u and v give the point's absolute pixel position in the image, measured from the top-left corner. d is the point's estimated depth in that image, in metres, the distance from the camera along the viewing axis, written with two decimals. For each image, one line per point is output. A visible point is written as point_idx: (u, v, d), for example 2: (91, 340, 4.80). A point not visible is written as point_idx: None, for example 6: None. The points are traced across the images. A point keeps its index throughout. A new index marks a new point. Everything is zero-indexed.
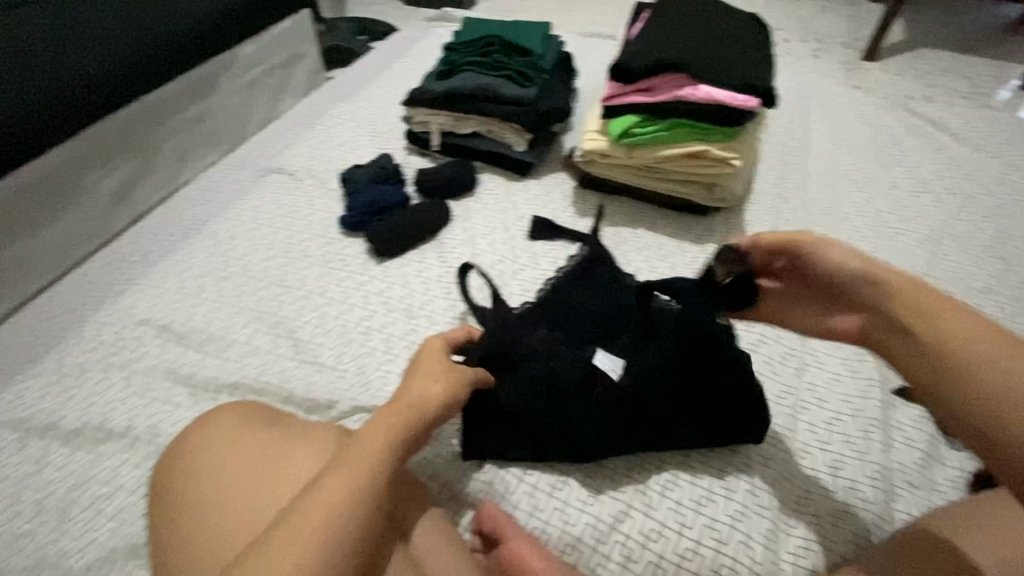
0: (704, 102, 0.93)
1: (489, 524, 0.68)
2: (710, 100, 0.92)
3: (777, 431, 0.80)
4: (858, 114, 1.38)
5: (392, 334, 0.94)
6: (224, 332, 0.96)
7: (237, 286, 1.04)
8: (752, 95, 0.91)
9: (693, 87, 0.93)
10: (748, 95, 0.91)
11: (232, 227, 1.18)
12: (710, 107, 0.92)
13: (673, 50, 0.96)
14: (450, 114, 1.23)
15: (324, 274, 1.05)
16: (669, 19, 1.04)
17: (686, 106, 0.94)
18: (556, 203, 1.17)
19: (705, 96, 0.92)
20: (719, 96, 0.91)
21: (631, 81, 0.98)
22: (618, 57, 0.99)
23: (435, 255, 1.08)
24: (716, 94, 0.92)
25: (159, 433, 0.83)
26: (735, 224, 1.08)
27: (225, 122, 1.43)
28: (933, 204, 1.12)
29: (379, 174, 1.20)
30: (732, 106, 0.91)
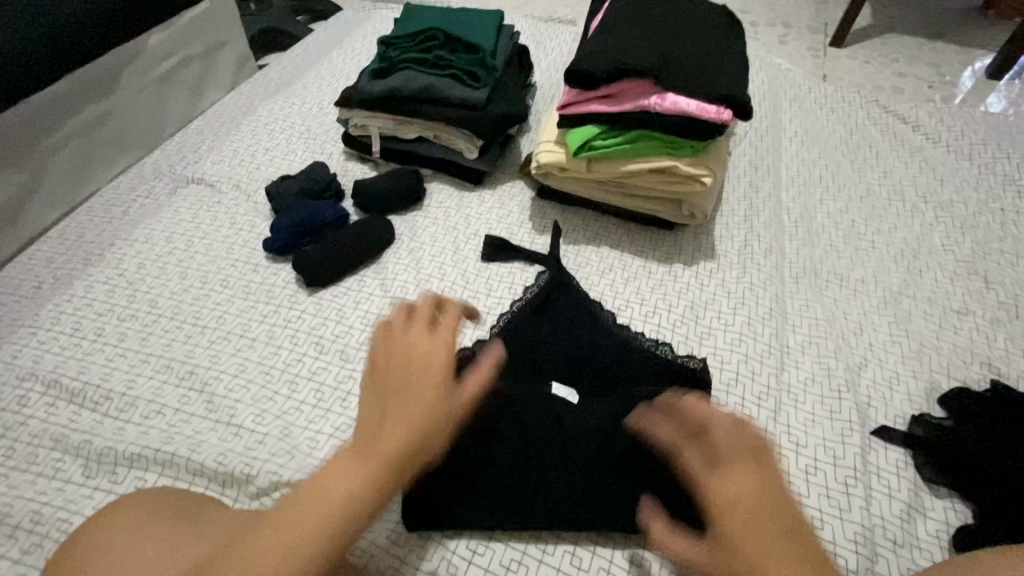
0: (672, 113, 0.82)
1: None
2: (679, 111, 0.81)
3: None
4: (830, 111, 1.31)
5: (323, 383, 0.82)
6: (126, 387, 0.82)
7: (143, 328, 0.90)
8: (724, 106, 0.81)
9: (658, 96, 0.82)
10: (719, 107, 0.81)
11: (141, 253, 1.03)
12: (678, 118, 0.82)
13: (636, 51, 0.85)
14: (392, 117, 1.09)
15: (247, 309, 0.92)
16: (631, 15, 0.92)
17: (651, 117, 0.83)
18: (512, 218, 1.06)
19: (672, 106, 0.81)
20: (689, 108, 0.81)
21: (590, 87, 0.87)
22: (576, 59, 0.87)
23: (375, 282, 0.96)
24: (686, 103, 0.81)
25: (42, 521, 0.70)
26: (705, 240, 1.00)
27: (135, 123, 1.25)
28: (909, 214, 1.06)
29: (312, 187, 1.06)
30: (703, 118, 0.81)
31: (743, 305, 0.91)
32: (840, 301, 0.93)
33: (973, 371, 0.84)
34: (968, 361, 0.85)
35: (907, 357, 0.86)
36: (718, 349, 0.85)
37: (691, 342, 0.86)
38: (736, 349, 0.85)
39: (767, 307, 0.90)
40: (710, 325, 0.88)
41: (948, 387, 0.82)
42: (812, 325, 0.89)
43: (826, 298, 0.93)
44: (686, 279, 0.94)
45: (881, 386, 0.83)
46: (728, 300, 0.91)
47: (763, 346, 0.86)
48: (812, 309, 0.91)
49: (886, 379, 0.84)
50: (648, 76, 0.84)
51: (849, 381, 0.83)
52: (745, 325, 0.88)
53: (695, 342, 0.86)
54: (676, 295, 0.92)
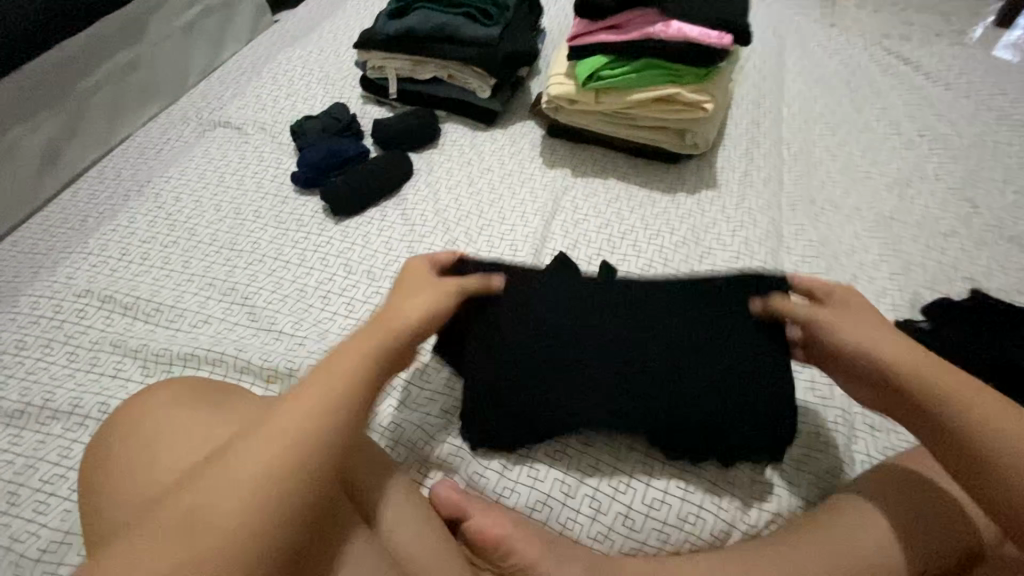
0: (677, 39, 0.86)
1: (446, 509, 0.66)
2: (684, 38, 0.86)
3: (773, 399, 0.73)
4: (833, 54, 1.34)
5: (353, 298, 0.90)
6: (174, 301, 0.91)
7: (185, 252, 0.98)
8: (726, 31, 0.85)
9: (663, 24, 0.87)
10: (721, 32, 0.85)
11: (177, 188, 1.10)
12: (682, 44, 0.86)
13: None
14: (408, 58, 1.14)
15: (279, 235, 0.99)
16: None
17: (656, 44, 0.87)
18: (523, 154, 1.12)
19: (676, 33, 0.86)
20: (692, 35, 0.85)
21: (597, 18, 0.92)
22: None
23: (396, 212, 1.02)
24: (689, 30, 0.86)
25: (110, 410, 0.79)
26: (707, 171, 1.05)
27: (159, 71, 1.30)
28: (905, 146, 1.11)
29: (334, 126, 1.12)
30: (706, 44, 0.85)
31: (742, 228, 0.97)
32: (833, 225, 0.99)
33: (955, 285, 0.90)
34: (952, 276, 0.91)
35: (894, 273, 0.92)
36: (716, 266, 0.91)
37: (692, 261, 0.92)
38: (733, 266, 0.92)
39: (764, 231, 0.96)
40: (710, 245, 0.94)
41: (930, 298, 0.89)
42: (806, 246, 0.95)
43: (821, 223, 0.99)
44: (689, 206, 1.00)
45: (867, 298, 0.89)
46: (728, 224, 0.97)
47: (759, 264, 0.92)
48: (807, 232, 0.97)
49: (874, 293, 0.90)
50: (654, 6, 0.88)
51: None
52: (743, 245, 0.94)
53: (695, 261, 0.93)
54: (678, 220, 0.98)
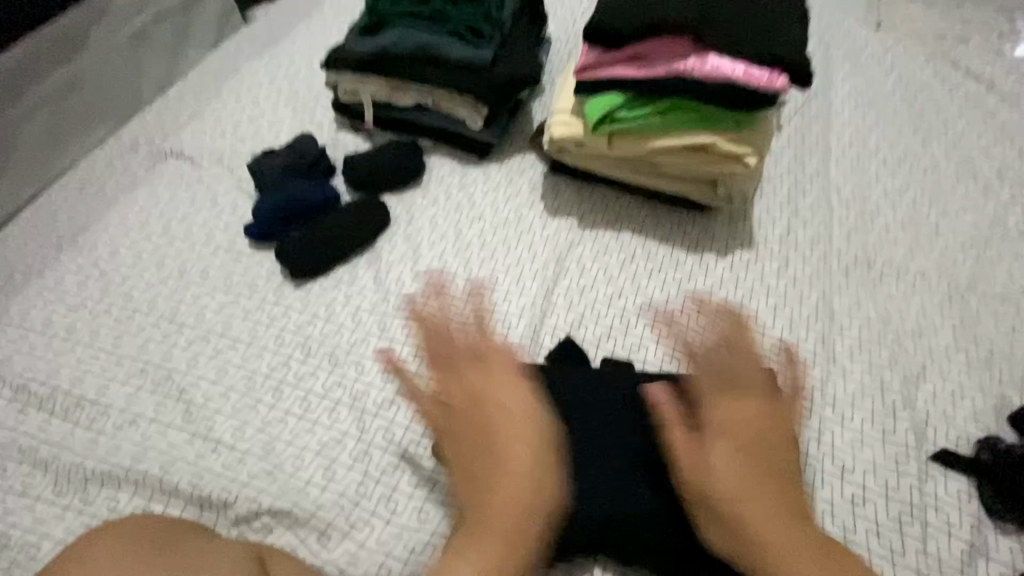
0: (714, 80, 0.68)
1: None
2: (723, 79, 0.67)
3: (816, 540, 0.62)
4: (889, 68, 1.13)
5: (310, 391, 0.74)
6: (98, 393, 0.76)
7: (117, 326, 0.82)
8: (777, 71, 0.67)
9: (696, 59, 0.69)
10: (771, 72, 0.67)
11: (116, 238, 0.94)
12: (720, 86, 0.68)
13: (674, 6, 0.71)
14: (386, 81, 0.96)
15: (228, 304, 0.84)
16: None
17: (687, 85, 0.69)
18: (521, 198, 0.94)
19: (713, 72, 0.68)
20: (734, 75, 0.67)
21: (614, 47, 0.73)
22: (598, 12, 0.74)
23: (368, 274, 0.86)
24: (731, 70, 0.67)
25: (9, 545, 0.65)
26: (741, 225, 0.87)
27: (107, 89, 1.14)
28: (980, 192, 0.92)
29: (298, 163, 0.95)
30: (751, 88, 0.67)
31: (785, 304, 0.79)
32: (896, 298, 0.81)
33: None
34: None
35: (973, 366, 0.75)
36: None
37: None
38: (774, 356, 0.75)
39: (813, 307, 0.79)
40: (746, 327, 0.77)
41: (1019, 403, 0.71)
42: (863, 328, 0.78)
43: (881, 295, 0.81)
44: (719, 273, 0.83)
45: (941, 401, 0.72)
46: (768, 297, 0.80)
47: (806, 352, 0.75)
48: (864, 308, 0.80)
49: (949, 393, 0.73)
50: (687, 36, 0.70)
51: (906, 395, 0.72)
52: (787, 328, 0.77)
53: None
54: (706, 292, 0.81)
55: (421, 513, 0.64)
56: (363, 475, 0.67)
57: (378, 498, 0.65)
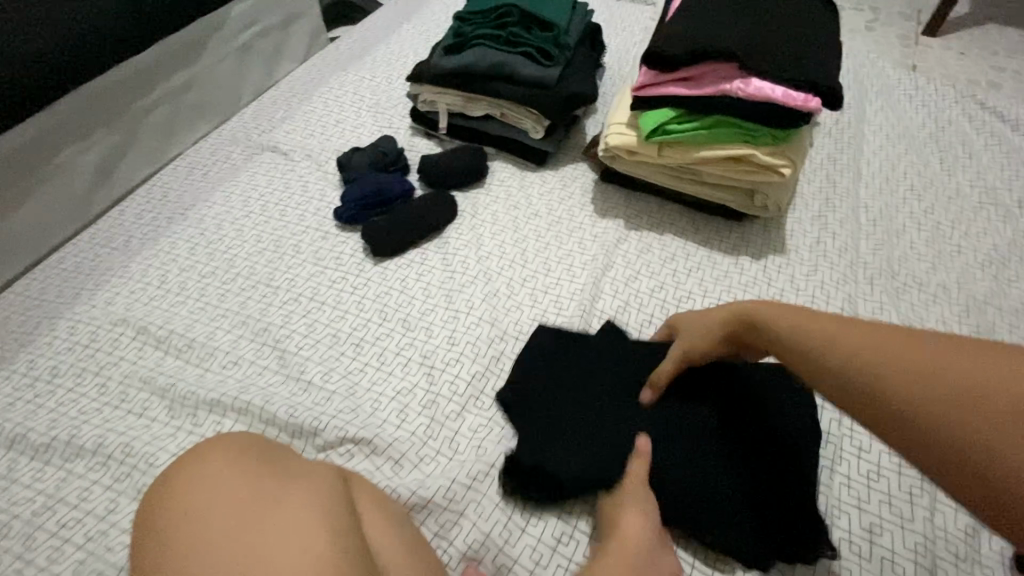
0: (758, 98, 0.79)
1: None
2: (765, 97, 0.78)
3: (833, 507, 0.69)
4: (920, 105, 1.22)
5: (387, 348, 0.85)
6: (205, 338, 0.88)
7: (222, 285, 0.96)
8: (812, 94, 0.78)
9: (742, 80, 0.80)
10: (806, 94, 0.78)
11: (219, 214, 1.09)
12: (763, 105, 0.79)
13: (721, 35, 0.82)
14: (461, 93, 1.09)
15: (316, 273, 0.96)
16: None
17: (733, 102, 0.80)
18: (574, 200, 1.06)
19: (757, 92, 0.78)
20: (776, 95, 0.78)
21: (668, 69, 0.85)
22: (656, 38, 0.86)
23: (437, 256, 0.98)
24: (772, 91, 0.78)
25: (133, 454, 0.76)
26: (774, 233, 0.97)
27: (215, 90, 1.31)
28: (1002, 219, 0.99)
29: (380, 160, 1.09)
30: (790, 106, 0.78)
31: (813, 304, 0.87)
32: (917, 306, 0.89)
33: None
34: None
35: None
36: None
37: None
38: None
39: (839, 308, 0.87)
40: None
41: None
42: None
43: (903, 302, 0.89)
44: (753, 273, 0.92)
45: None
46: (797, 297, 0.89)
47: None
48: (887, 313, 0.87)
49: None
50: (732, 60, 0.81)
51: None
52: None
53: None
54: (740, 288, 0.90)
55: (480, 450, 0.74)
56: (431, 419, 0.77)
57: (443, 438, 0.75)
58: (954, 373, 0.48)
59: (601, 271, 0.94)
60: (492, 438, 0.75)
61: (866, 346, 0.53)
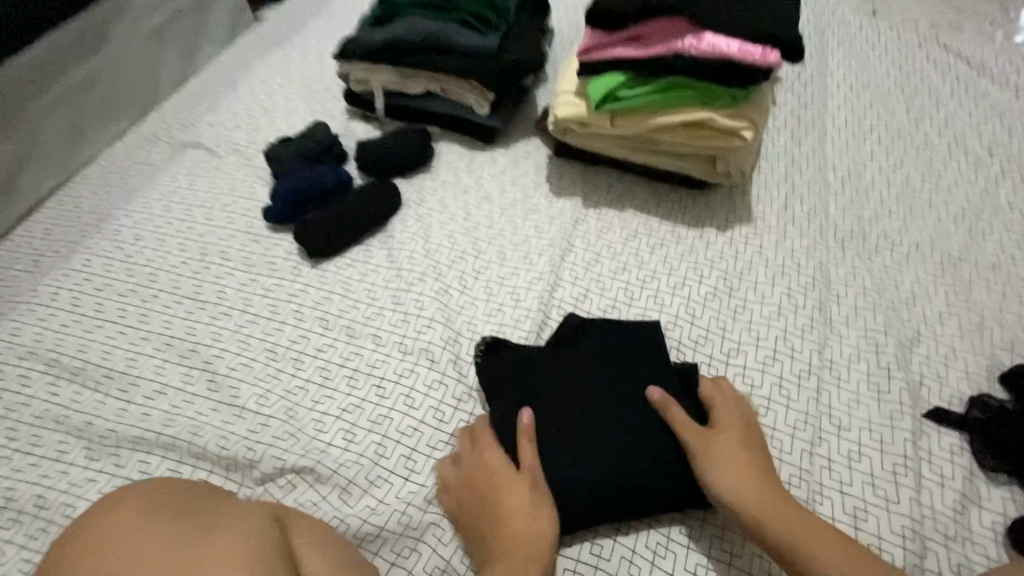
0: (714, 56, 0.71)
1: None
2: (723, 54, 0.71)
3: (814, 494, 0.65)
4: (883, 52, 1.16)
5: (329, 361, 0.78)
6: (127, 366, 0.79)
7: (143, 304, 0.86)
8: (770, 47, 0.70)
9: (694, 37, 0.72)
10: (764, 47, 0.70)
11: (138, 224, 0.98)
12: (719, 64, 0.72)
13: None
14: (395, 71, 0.99)
15: (249, 282, 0.87)
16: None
17: (686, 62, 0.72)
18: (528, 179, 0.98)
19: (711, 49, 0.71)
20: (734, 52, 0.70)
21: (613, 29, 0.76)
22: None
23: (382, 253, 0.89)
24: (730, 48, 0.71)
25: (47, 506, 0.68)
26: (739, 201, 0.91)
27: (126, 83, 1.18)
28: (972, 167, 0.95)
29: (312, 150, 0.99)
30: (750, 62, 0.70)
31: (783, 275, 0.82)
32: (890, 267, 0.84)
33: None
34: None
35: (965, 329, 0.78)
36: (754, 323, 0.78)
37: (725, 317, 0.79)
38: (774, 323, 0.78)
39: (810, 277, 0.82)
40: (747, 296, 0.80)
41: (1010, 362, 0.74)
42: (859, 296, 0.81)
43: (876, 265, 0.85)
44: (720, 246, 0.86)
45: (934, 363, 0.75)
46: (767, 268, 0.83)
47: (805, 319, 0.78)
48: (860, 278, 0.83)
49: (941, 355, 0.76)
50: (685, 15, 0.73)
51: (900, 359, 0.75)
52: (786, 297, 0.80)
53: (729, 316, 0.79)
54: (708, 263, 0.84)
55: (437, 471, 0.67)
56: (381, 437, 0.70)
57: (397, 457, 0.69)
58: None
59: (561, 256, 0.87)
60: (451, 451, 0.68)
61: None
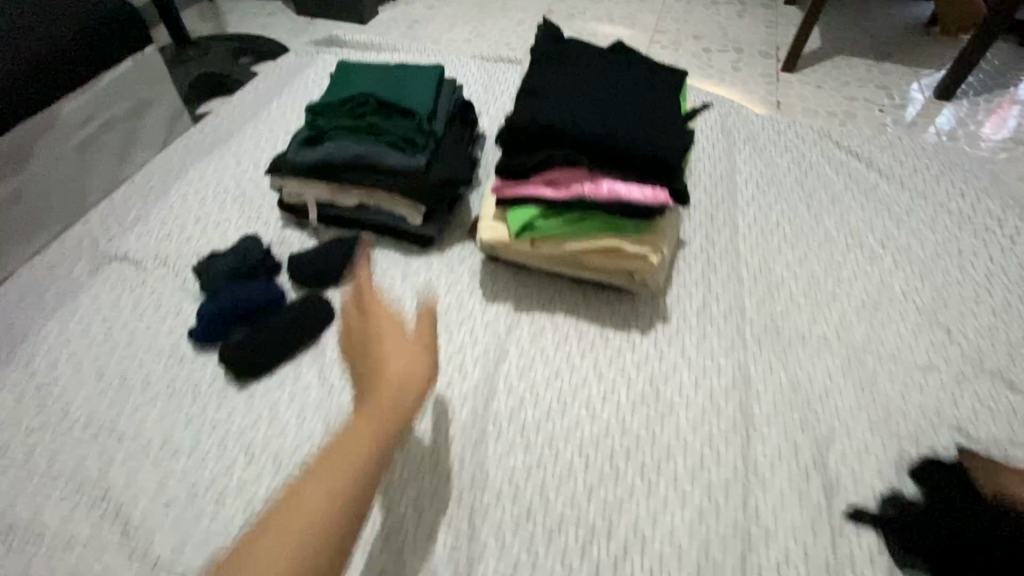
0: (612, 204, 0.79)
1: None
2: (616, 200, 0.79)
3: None
4: (785, 149, 1.28)
5: (255, 498, 0.75)
6: (32, 517, 0.75)
7: (53, 441, 0.82)
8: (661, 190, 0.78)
9: (594, 183, 0.80)
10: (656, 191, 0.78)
11: (55, 347, 0.94)
12: (620, 206, 0.79)
13: (568, 135, 0.79)
14: (328, 186, 1.02)
15: (170, 410, 0.84)
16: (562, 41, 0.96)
17: (587, 205, 0.80)
18: (462, 286, 1.00)
19: (608, 194, 0.79)
20: (632, 198, 0.78)
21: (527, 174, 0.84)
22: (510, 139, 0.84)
23: (313, 371, 0.88)
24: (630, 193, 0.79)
25: None
26: (662, 301, 0.96)
27: (51, 197, 1.17)
28: (868, 260, 1.04)
29: (241, 265, 0.98)
30: (646, 204, 0.78)
31: (705, 376, 0.86)
32: (804, 362, 0.90)
33: (942, 436, 0.81)
34: (936, 424, 0.82)
35: (873, 424, 0.83)
36: (681, 430, 0.80)
37: (653, 424, 0.81)
38: (699, 430, 0.81)
39: (730, 376, 0.87)
40: (672, 402, 0.83)
41: (916, 456, 0.79)
42: (777, 394, 0.85)
43: (790, 360, 0.90)
44: (646, 349, 0.90)
45: (849, 460, 0.79)
46: (689, 370, 0.87)
47: (727, 422, 0.82)
48: (775, 375, 0.87)
49: (855, 451, 0.80)
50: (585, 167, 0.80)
51: (817, 457, 0.78)
52: (709, 399, 0.83)
53: (657, 424, 0.81)
54: (635, 368, 0.87)
55: None
56: None
57: None
58: None
59: (494, 365, 0.88)
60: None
61: None
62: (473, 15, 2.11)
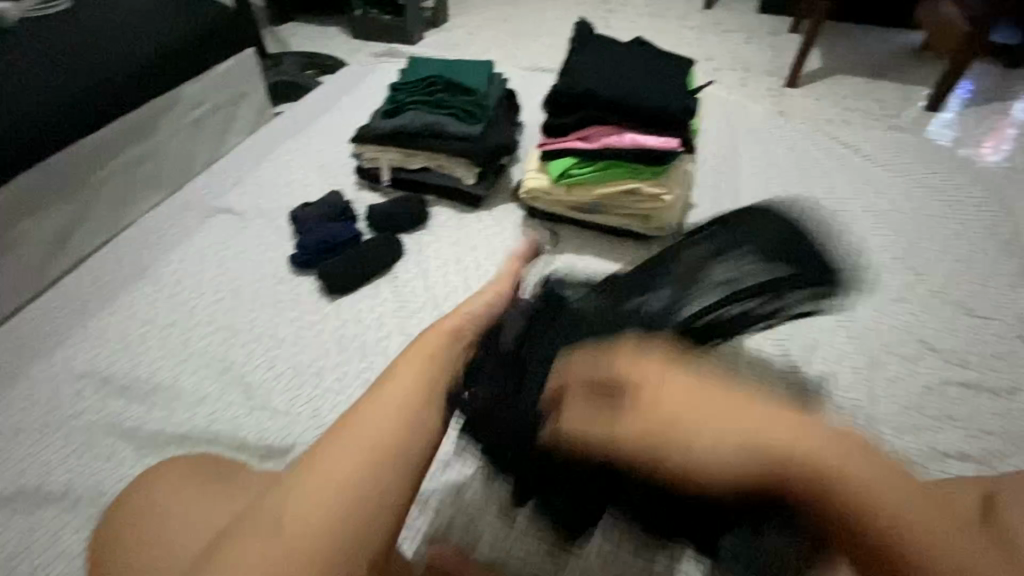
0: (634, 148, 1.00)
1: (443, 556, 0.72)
2: (637, 145, 1.01)
3: None
4: (782, 138, 1.49)
5: (346, 373, 0.94)
6: (170, 382, 0.94)
7: (183, 333, 1.02)
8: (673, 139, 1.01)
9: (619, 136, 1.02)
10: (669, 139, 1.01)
11: (178, 270, 1.16)
12: (640, 150, 1.01)
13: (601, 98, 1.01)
14: (399, 150, 1.24)
15: (276, 314, 1.05)
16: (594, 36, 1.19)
17: (614, 152, 1.01)
18: (508, 232, 1.21)
19: (631, 142, 1.01)
20: (650, 143, 1.00)
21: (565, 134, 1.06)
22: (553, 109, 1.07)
23: (388, 289, 1.08)
24: (647, 140, 1.01)
25: (102, 494, 0.81)
26: (675, 245, 1.15)
27: (166, 162, 1.40)
28: (851, 221, 1.22)
29: (329, 211, 1.20)
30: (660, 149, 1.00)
31: None
32: None
33: (908, 347, 0.97)
34: (904, 339, 0.98)
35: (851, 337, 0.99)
36: None
37: None
38: None
39: None
40: None
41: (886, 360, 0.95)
42: None
43: None
44: None
45: (830, 361, 0.95)
46: None
47: None
48: None
49: (835, 356, 0.96)
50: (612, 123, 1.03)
51: (803, 358, 0.95)
52: None
53: None
54: None
55: None
56: None
57: None
58: (863, 468, 0.44)
59: None
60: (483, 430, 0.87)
61: (872, 473, 0.44)
62: (509, 39, 2.40)
